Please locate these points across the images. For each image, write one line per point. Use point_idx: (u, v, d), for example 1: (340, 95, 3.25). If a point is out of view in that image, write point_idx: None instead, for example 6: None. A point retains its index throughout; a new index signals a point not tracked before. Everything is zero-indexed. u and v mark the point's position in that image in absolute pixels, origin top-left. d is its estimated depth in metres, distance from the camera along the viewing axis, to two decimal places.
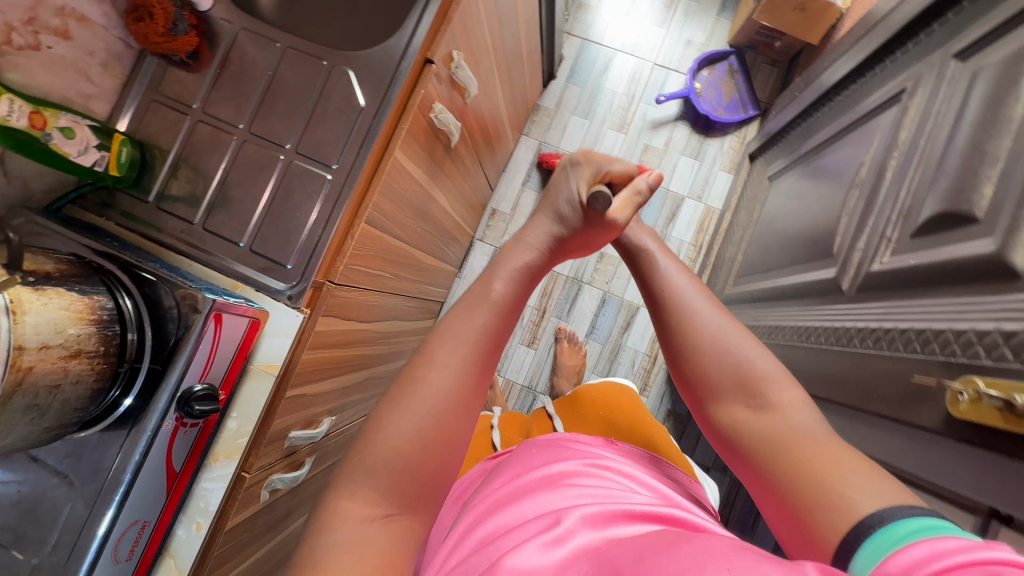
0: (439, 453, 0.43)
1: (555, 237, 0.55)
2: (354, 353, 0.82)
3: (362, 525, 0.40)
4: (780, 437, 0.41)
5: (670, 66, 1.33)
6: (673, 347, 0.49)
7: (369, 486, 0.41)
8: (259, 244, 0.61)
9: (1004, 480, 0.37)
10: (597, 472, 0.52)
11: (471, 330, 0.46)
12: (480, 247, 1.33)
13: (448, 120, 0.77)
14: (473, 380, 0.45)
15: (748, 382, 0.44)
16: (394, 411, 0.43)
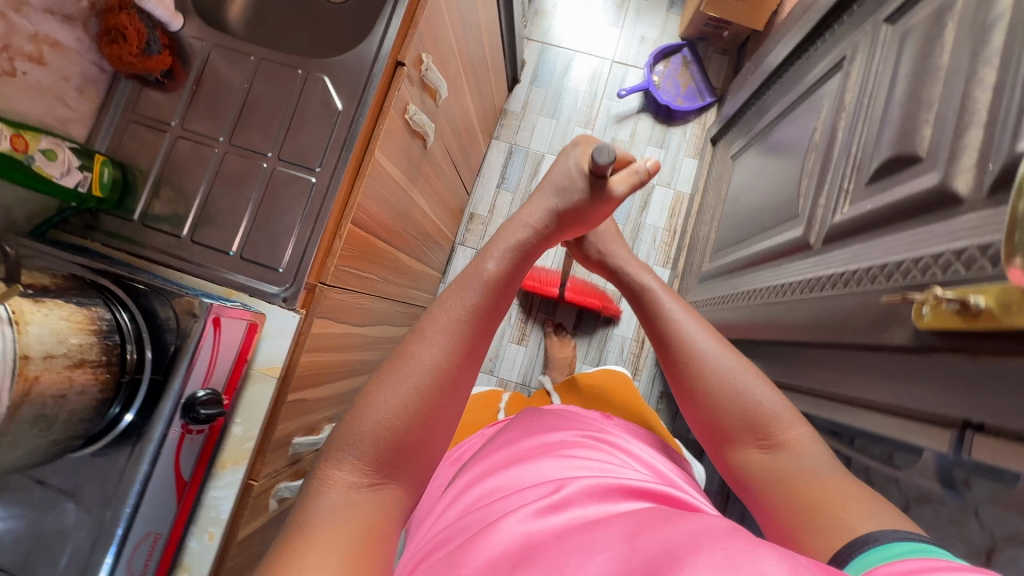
0: (422, 426, 0.44)
1: (551, 211, 0.58)
2: (350, 358, 0.82)
3: (350, 491, 0.41)
4: (787, 474, 0.44)
5: (628, 62, 1.39)
6: (688, 385, 0.52)
7: (356, 454, 0.42)
8: (249, 251, 0.62)
9: (971, 386, 0.40)
10: (595, 447, 0.55)
11: (458, 312, 0.47)
12: (461, 251, 1.36)
13: (422, 121, 0.79)
14: (460, 360, 0.46)
15: (759, 423, 0.47)
16: (383, 385, 0.44)
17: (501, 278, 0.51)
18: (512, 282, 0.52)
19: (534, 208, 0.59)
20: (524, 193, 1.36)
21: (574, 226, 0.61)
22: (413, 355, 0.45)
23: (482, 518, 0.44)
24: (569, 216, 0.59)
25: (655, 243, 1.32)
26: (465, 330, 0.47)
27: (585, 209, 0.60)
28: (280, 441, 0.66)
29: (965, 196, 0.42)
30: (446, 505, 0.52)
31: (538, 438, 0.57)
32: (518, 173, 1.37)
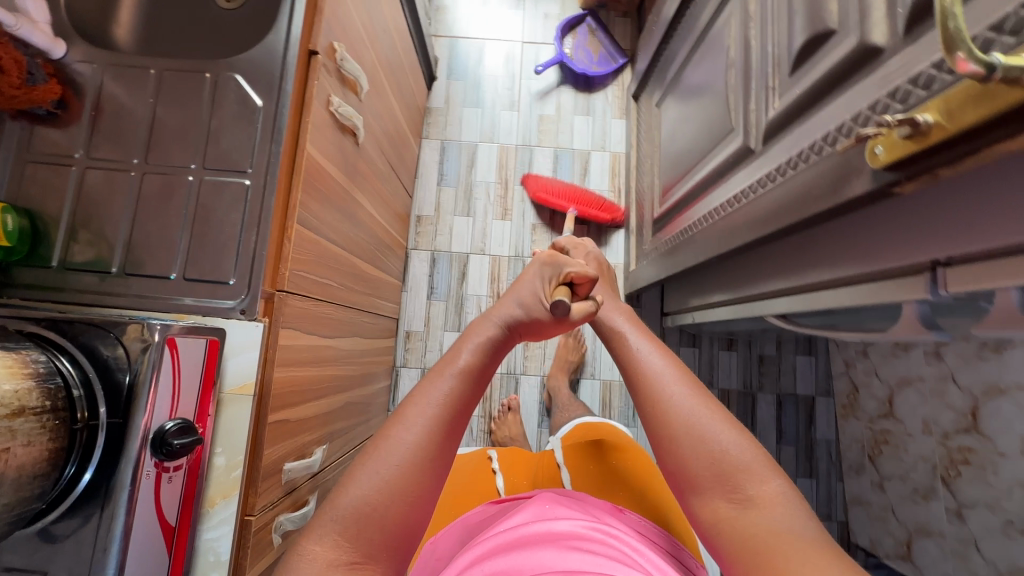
0: (407, 495, 0.42)
1: (507, 321, 0.52)
2: (326, 373, 0.78)
3: (328, 570, 0.39)
4: (756, 535, 0.41)
5: (537, 40, 1.42)
6: (653, 432, 0.48)
7: (337, 530, 0.41)
8: (192, 269, 0.57)
9: (964, 195, 0.42)
10: (601, 541, 0.53)
11: (443, 389, 0.46)
12: (417, 256, 1.32)
13: (348, 113, 0.76)
14: (443, 434, 0.45)
15: (726, 476, 0.44)
16: (362, 463, 0.43)
17: (473, 370, 0.48)
18: (476, 391, 0.49)
19: (500, 310, 0.53)
20: (466, 185, 1.35)
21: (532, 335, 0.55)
22: (389, 436, 0.44)
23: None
24: (526, 326, 0.53)
25: None
26: (444, 419, 0.45)
27: (546, 326, 0.53)
28: (272, 467, 0.61)
29: (884, 44, 0.44)
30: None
31: (549, 526, 0.57)
32: (456, 167, 1.36)
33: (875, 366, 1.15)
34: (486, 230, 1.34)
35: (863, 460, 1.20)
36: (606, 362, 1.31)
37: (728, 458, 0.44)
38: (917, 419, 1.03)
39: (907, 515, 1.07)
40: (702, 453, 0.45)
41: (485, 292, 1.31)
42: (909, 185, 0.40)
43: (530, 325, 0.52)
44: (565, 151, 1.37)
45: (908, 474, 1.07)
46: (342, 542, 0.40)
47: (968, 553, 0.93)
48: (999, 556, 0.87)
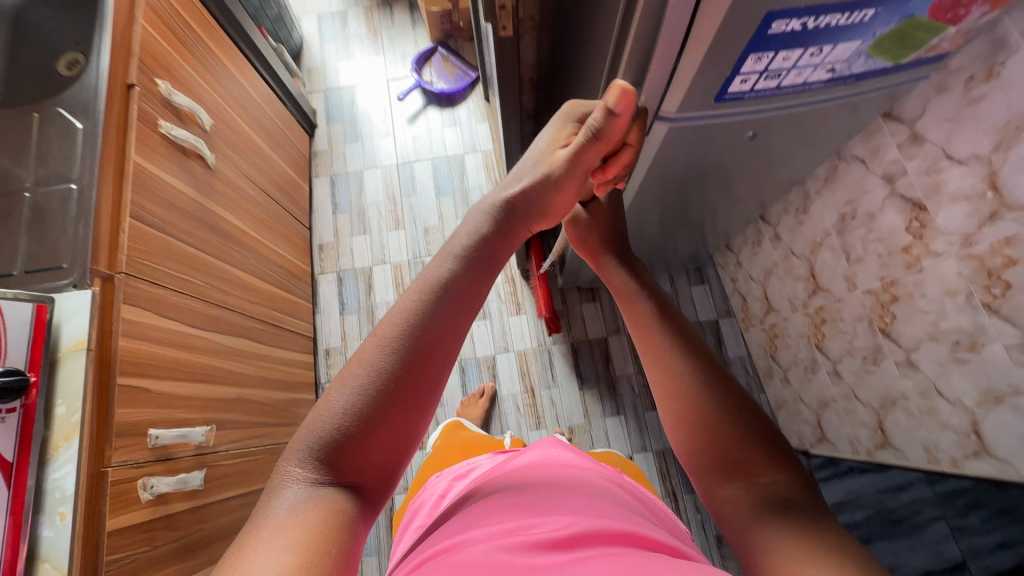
0: (391, 431, 0.38)
1: (506, 201, 0.51)
2: (205, 360, 0.86)
3: (305, 492, 0.36)
4: (759, 512, 0.41)
5: (399, 77, 1.62)
6: (677, 411, 0.48)
7: (313, 465, 0.37)
8: (32, 263, 0.68)
9: (605, 16, 0.55)
10: (608, 498, 0.53)
11: (433, 285, 0.43)
12: (324, 279, 1.43)
13: (186, 136, 0.89)
14: (438, 360, 0.41)
15: (738, 460, 0.44)
16: (348, 393, 0.38)
17: (442, 289, 0.42)
18: (472, 298, 0.44)
19: (496, 197, 0.52)
20: (359, 209, 1.49)
21: (539, 217, 0.53)
22: (375, 365, 0.39)
23: (473, 540, 0.44)
24: (523, 214, 0.51)
25: None
26: (433, 338, 0.40)
27: (541, 200, 0.51)
28: (133, 427, 0.68)
29: None
30: (438, 531, 0.51)
31: (552, 478, 0.56)
32: (347, 196, 1.51)
33: (749, 270, 1.23)
34: (383, 242, 1.45)
35: (770, 362, 1.25)
36: (517, 334, 1.39)
37: (742, 446, 0.44)
38: (786, 301, 1.11)
39: (810, 396, 1.11)
40: (723, 437, 0.45)
41: (392, 296, 1.41)
42: (510, 26, 0.55)
43: (538, 199, 0.51)
44: (441, 160, 1.52)
45: (798, 356, 1.12)
46: (325, 462, 0.37)
47: (853, 407, 0.97)
48: (870, 395, 0.92)
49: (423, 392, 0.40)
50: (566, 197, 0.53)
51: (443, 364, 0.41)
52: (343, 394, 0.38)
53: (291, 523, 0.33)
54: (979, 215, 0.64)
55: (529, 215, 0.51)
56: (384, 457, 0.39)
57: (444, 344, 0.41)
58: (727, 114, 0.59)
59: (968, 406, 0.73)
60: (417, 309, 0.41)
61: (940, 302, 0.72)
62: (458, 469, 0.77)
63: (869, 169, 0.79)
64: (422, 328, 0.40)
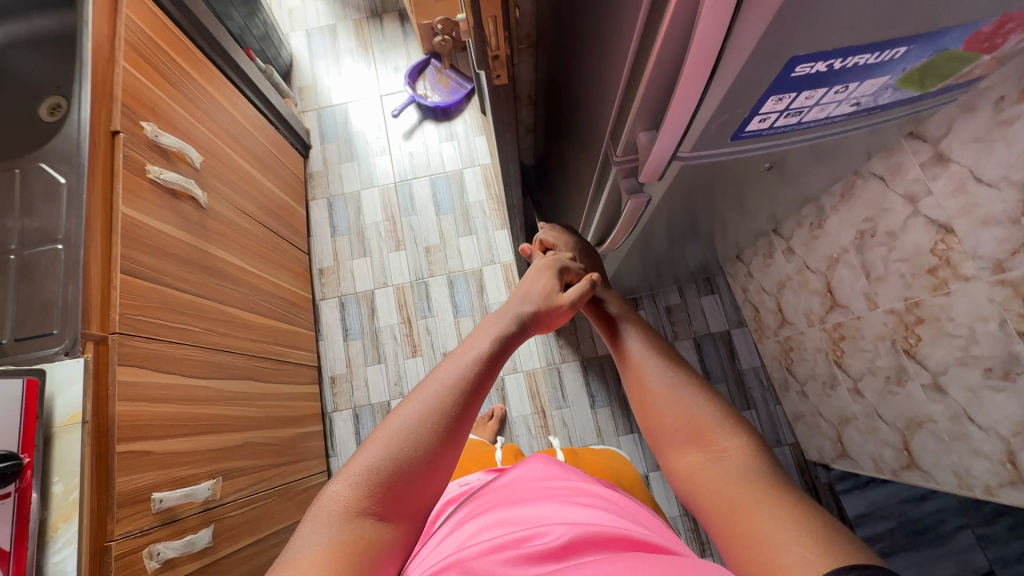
0: (424, 469, 0.43)
1: (521, 315, 0.57)
2: (207, 411, 0.84)
3: (328, 525, 0.39)
4: (713, 485, 0.46)
5: (393, 91, 1.58)
6: (640, 395, 0.56)
7: (341, 500, 0.40)
8: (21, 330, 0.66)
9: (611, 53, 0.52)
10: (603, 499, 0.53)
11: (471, 355, 0.50)
12: (326, 305, 1.40)
13: (176, 178, 0.86)
14: (469, 405, 0.47)
15: (697, 432, 0.51)
16: (386, 436, 0.43)
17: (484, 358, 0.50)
18: (504, 354, 0.53)
19: (512, 308, 0.59)
20: (358, 230, 1.46)
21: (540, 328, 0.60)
22: (413, 412, 0.44)
23: (465, 557, 0.43)
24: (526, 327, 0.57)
25: (486, 214, 1.45)
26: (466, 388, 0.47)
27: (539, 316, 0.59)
28: (135, 494, 0.66)
29: None
30: (430, 548, 0.49)
31: (547, 485, 0.55)
32: (345, 218, 1.48)
33: (760, 282, 1.20)
34: (384, 264, 1.43)
35: (786, 374, 1.22)
36: (524, 353, 1.36)
37: (700, 419, 0.51)
38: (801, 313, 1.07)
39: (828, 411, 1.08)
40: (681, 414, 0.52)
41: (396, 320, 1.38)
42: (504, 73, 0.52)
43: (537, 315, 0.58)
44: (439, 177, 1.49)
45: (815, 370, 1.09)
46: (367, 495, 0.40)
47: (876, 425, 0.94)
48: (894, 416, 0.88)
49: (456, 434, 0.45)
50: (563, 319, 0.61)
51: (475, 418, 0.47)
52: (389, 437, 0.43)
53: (331, 548, 0.37)
54: (1011, 241, 0.61)
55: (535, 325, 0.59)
56: (416, 491, 0.42)
57: (478, 395, 0.48)
58: (744, 150, 0.55)
59: (1002, 434, 0.70)
60: (460, 373, 0.48)
61: (970, 327, 0.69)
62: (452, 492, 0.68)
63: (890, 187, 0.75)
64: (459, 384, 0.47)
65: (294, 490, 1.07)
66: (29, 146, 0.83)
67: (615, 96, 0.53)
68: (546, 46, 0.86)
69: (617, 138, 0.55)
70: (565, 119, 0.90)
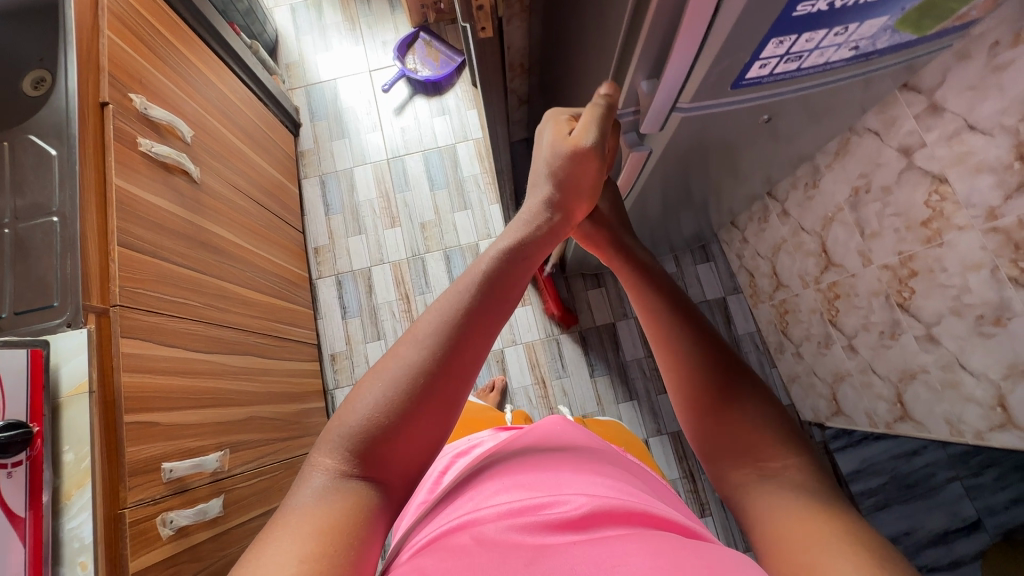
0: (422, 428, 0.37)
1: (546, 198, 0.50)
2: (210, 385, 0.83)
3: (327, 485, 0.35)
4: (770, 509, 0.41)
5: (382, 66, 1.56)
6: (690, 399, 0.50)
7: (338, 459, 0.36)
8: (21, 304, 0.66)
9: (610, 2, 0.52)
10: (618, 472, 0.53)
11: (470, 281, 0.42)
12: (323, 283, 1.40)
13: (168, 151, 0.85)
14: (470, 355, 0.40)
15: (753, 448, 0.46)
16: (376, 385, 0.37)
17: (483, 286, 0.41)
18: (518, 283, 0.44)
19: (535, 197, 0.51)
20: (352, 208, 1.45)
21: (577, 202, 0.51)
22: (402, 357, 0.38)
23: (481, 519, 0.43)
24: (537, 247, 0.47)
25: (480, 187, 1.44)
26: (465, 333, 0.39)
27: (549, 235, 0.48)
28: (145, 464, 0.67)
29: None
30: (445, 505, 0.49)
31: (563, 453, 0.54)
32: (338, 196, 1.47)
33: (755, 247, 1.21)
34: (380, 241, 1.42)
35: (782, 337, 1.24)
36: (524, 325, 1.37)
37: (757, 436, 0.46)
38: (796, 275, 1.09)
39: (823, 369, 1.10)
40: (733, 431, 0.47)
41: (394, 296, 1.38)
42: (489, 26, 0.50)
43: (549, 227, 0.48)
44: (432, 152, 1.48)
45: (810, 331, 1.11)
46: (354, 453, 0.36)
47: (870, 380, 0.96)
48: (888, 369, 0.91)
49: (455, 389, 0.39)
50: (591, 169, 0.50)
51: (473, 368, 0.40)
52: (373, 386, 0.37)
53: (313, 511, 0.33)
54: (1004, 187, 0.62)
55: (567, 197, 0.50)
56: (412, 452, 0.38)
57: (478, 342, 0.40)
58: (742, 100, 0.56)
59: (992, 379, 0.72)
60: (454, 307, 0.40)
61: (962, 277, 0.71)
62: (460, 446, 0.70)
63: (884, 142, 0.76)
64: (459, 326, 0.39)
65: (299, 464, 1.08)
66: (15, 121, 0.82)
67: (614, 47, 0.53)
68: (539, 8, 0.85)
69: (618, 90, 0.55)
70: (561, 82, 0.90)
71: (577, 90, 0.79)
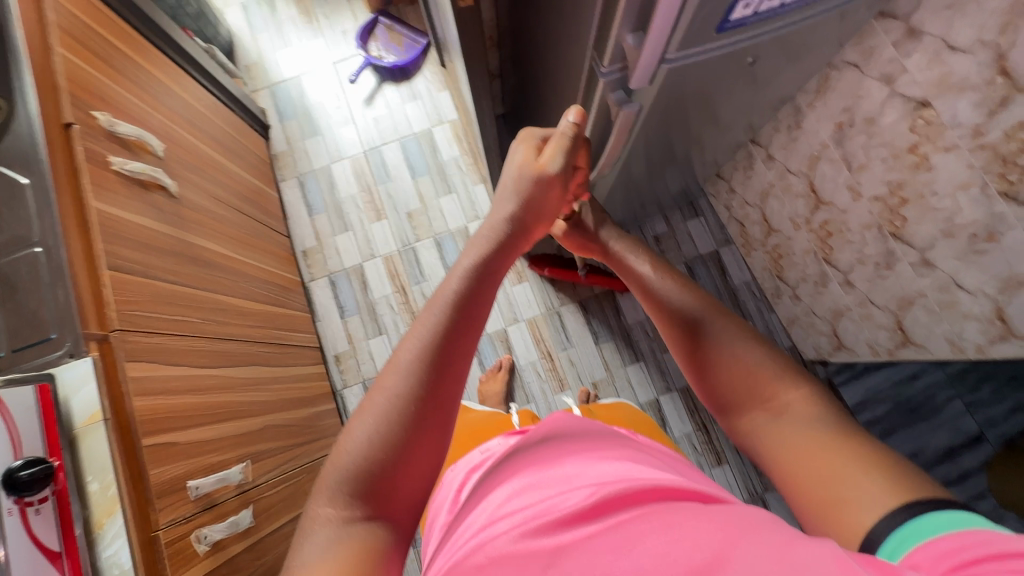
0: (412, 453, 0.42)
1: (512, 217, 0.55)
2: (221, 400, 0.83)
3: (331, 530, 0.39)
4: (785, 446, 0.45)
5: (346, 56, 1.52)
6: (690, 355, 0.54)
7: (337, 505, 0.40)
8: (19, 340, 0.65)
9: None
10: (630, 452, 0.54)
11: (439, 303, 0.48)
12: (317, 285, 1.38)
13: (142, 167, 0.82)
14: (445, 373, 0.45)
15: (757, 388, 0.50)
16: (361, 426, 0.42)
17: (453, 312, 0.47)
18: (483, 298, 0.50)
19: (498, 212, 0.56)
20: (335, 206, 1.43)
21: (538, 220, 0.58)
22: (382, 392, 0.43)
23: (496, 533, 0.44)
24: (499, 260, 0.53)
25: (463, 170, 1.43)
26: (438, 354, 0.45)
27: (513, 242, 0.55)
28: (170, 484, 0.66)
29: None
30: (467, 523, 0.51)
31: (570, 446, 0.55)
32: (320, 195, 1.44)
33: (743, 195, 1.22)
34: (368, 236, 1.40)
35: (777, 282, 1.26)
36: (523, 302, 1.37)
37: (760, 375, 0.50)
38: (787, 219, 1.10)
39: (822, 308, 1.13)
40: (735, 373, 0.51)
41: (390, 289, 1.37)
42: None
43: (508, 242, 0.54)
44: (409, 139, 1.45)
45: (805, 272, 1.13)
46: (353, 498, 0.40)
47: (870, 312, 0.98)
48: (887, 298, 0.92)
49: (437, 410, 0.44)
50: (550, 194, 0.57)
51: (451, 384, 0.45)
52: (359, 432, 0.42)
53: (323, 554, 0.37)
54: (988, 104, 0.63)
55: (527, 214, 0.56)
56: (411, 478, 0.43)
57: (453, 362, 0.46)
58: (727, 44, 0.56)
59: (990, 294, 0.74)
60: (425, 340, 0.45)
61: (953, 198, 0.72)
62: (475, 457, 0.72)
63: (865, 74, 0.76)
64: (432, 351, 0.45)
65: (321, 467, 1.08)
66: None
67: (590, 6, 0.52)
68: None
69: (601, 49, 0.54)
70: (535, 49, 0.88)
71: (555, 55, 0.77)
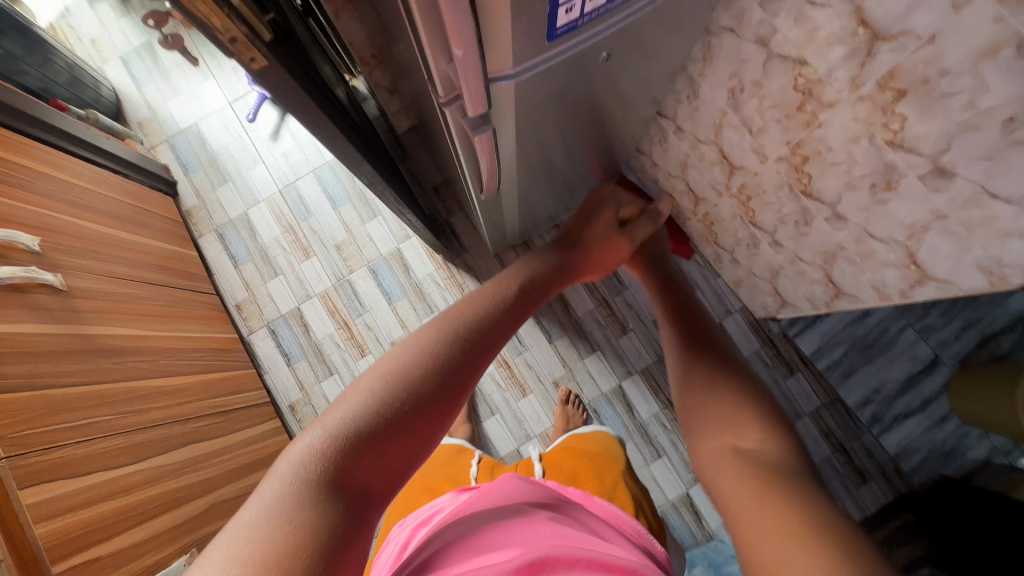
0: (399, 444, 0.43)
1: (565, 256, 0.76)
2: (146, 497, 0.80)
3: (294, 493, 0.37)
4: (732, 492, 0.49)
5: (240, 93, 1.45)
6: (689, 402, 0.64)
7: (306, 472, 0.38)
8: None
9: None
10: (568, 523, 0.54)
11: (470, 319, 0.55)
12: (257, 338, 1.33)
13: (12, 271, 0.76)
14: (460, 381, 0.49)
15: (725, 430, 0.57)
16: (355, 401, 0.43)
17: (470, 332, 0.53)
18: (501, 321, 0.58)
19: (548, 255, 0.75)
20: (260, 252, 1.37)
21: (588, 269, 0.80)
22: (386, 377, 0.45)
23: None
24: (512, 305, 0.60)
25: None
26: (455, 360, 0.49)
27: (540, 290, 0.67)
28: None
29: None
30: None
31: (510, 506, 0.56)
32: (242, 245, 1.38)
33: (666, 168, 1.19)
34: (300, 277, 1.35)
35: (716, 248, 1.25)
36: None
37: (731, 421, 0.57)
38: (709, 187, 1.08)
39: (760, 268, 1.12)
40: (714, 420, 0.59)
41: (333, 327, 1.33)
42: (259, 55, 0.44)
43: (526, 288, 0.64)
44: (323, 169, 1.39)
45: (737, 236, 1.11)
46: (327, 466, 0.39)
47: (801, 268, 0.98)
48: (812, 253, 0.91)
49: (439, 413, 0.46)
50: (607, 252, 0.81)
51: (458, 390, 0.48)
52: (347, 405, 0.43)
53: (286, 516, 0.35)
54: (857, 55, 0.60)
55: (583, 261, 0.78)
56: (387, 466, 0.42)
57: (464, 373, 0.50)
58: (563, 51, 0.52)
59: (900, 241, 0.73)
60: (440, 346, 0.49)
61: (847, 151, 0.70)
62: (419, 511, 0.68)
63: (741, 37, 0.73)
64: (448, 359, 0.49)
65: None
66: None
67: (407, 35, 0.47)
68: None
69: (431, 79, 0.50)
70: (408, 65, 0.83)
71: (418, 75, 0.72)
